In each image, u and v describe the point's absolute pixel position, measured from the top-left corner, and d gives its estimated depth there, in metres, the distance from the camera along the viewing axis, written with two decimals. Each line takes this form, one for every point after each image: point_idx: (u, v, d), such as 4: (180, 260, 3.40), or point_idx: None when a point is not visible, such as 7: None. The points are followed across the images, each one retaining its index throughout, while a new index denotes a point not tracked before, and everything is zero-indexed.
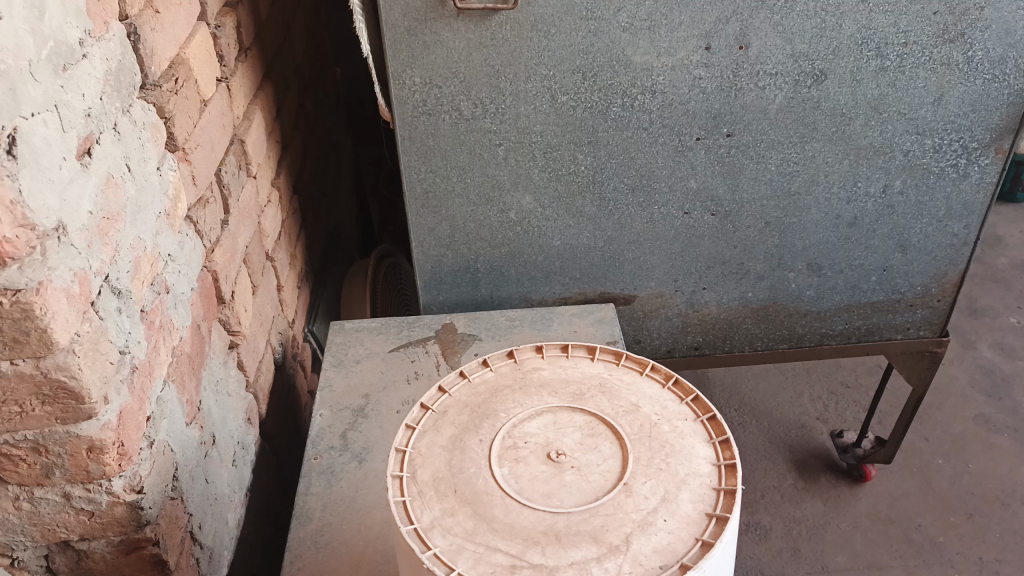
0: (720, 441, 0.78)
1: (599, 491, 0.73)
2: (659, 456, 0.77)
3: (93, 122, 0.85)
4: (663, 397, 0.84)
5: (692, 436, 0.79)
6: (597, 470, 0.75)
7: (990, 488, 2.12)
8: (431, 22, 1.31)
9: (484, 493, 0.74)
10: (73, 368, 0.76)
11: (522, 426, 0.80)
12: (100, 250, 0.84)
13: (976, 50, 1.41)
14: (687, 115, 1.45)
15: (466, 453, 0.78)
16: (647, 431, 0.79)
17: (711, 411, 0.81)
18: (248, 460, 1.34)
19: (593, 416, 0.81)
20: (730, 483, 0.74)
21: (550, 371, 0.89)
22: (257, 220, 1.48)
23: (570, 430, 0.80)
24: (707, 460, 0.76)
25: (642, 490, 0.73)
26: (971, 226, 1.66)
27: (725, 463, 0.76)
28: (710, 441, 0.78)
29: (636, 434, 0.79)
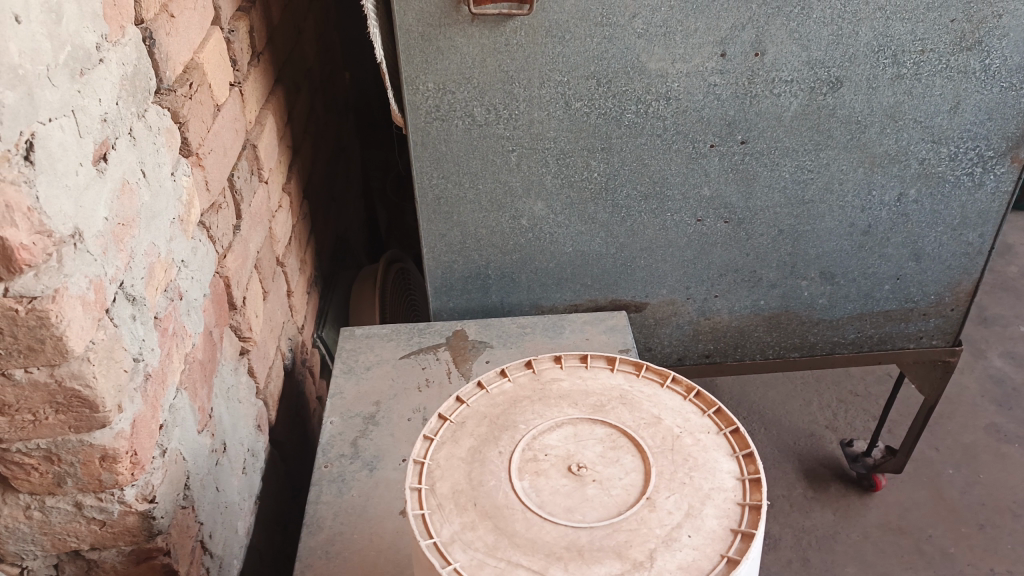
0: (744, 454, 0.78)
1: (622, 506, 0.72)
2: (682, 469, 0.76)
3: (109, 127, 0.84)
4: (685, 410, 0.83)
5: (716, 449, 0.78)
6: (619, 484, 0.74)
7: (1001, 499, 2.10)
8: (445, 28, 1.30)
9: (505, 507, 0.73)
10: (87, 376, 0.75)
11: (543, 438, 0.80)
12: (115, 257, 0.83)
13: (993, 58, 1.40)
14: (701, 122, 1.44)
15: (485, 466, 0.77)
16: (670, 444, 0.78)
17: (734, 424, 0.81)
18: (258, 467, 1.33)
19: (614, 429, 0.80)
20: (755, 497, 0.73)
21: (569, 382, 0.88)
22: (268, 225, 1.47)
23: (590, 443, 0.79)
24: (731, 475, 0.76)
25: (666, 505, 0.72)
26: (986, 234, 1.65)
27: (750, 477, 0.75)
28: (734, 455, 0.78)
29: (659, 447, 0.78)
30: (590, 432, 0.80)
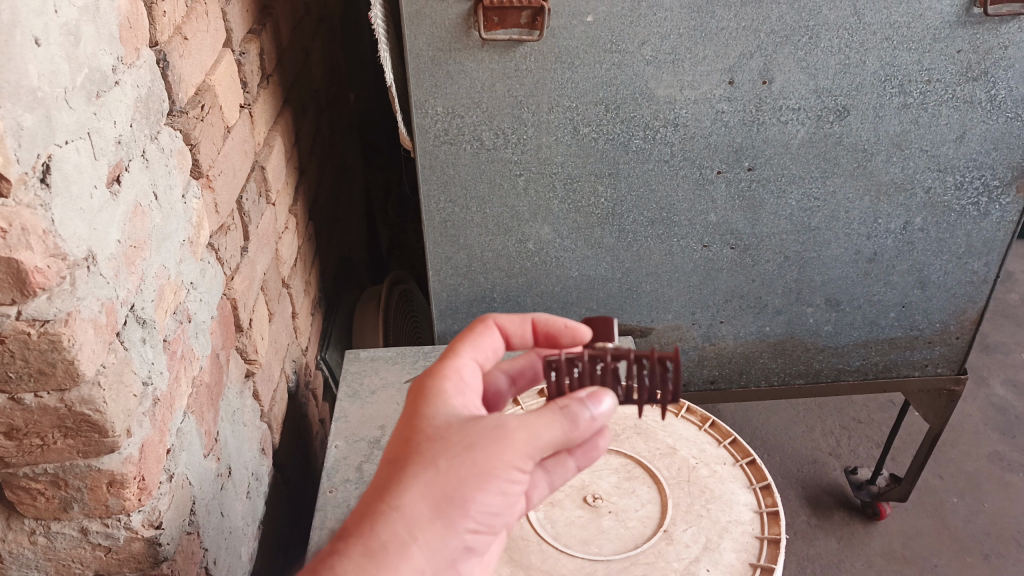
0: (760, 487, 1.03)
1: (639, 538, 0.96)
2: (700, 502, 1.01)
3: (123, 150, 0.84)
4: (703, 441, 1.10)
5: (734, 482, 1.04)
6: (635, 516, 0.99)
7: (1006, 528, 2.09)
8: (455, 53, 1.30)
9: (525, 538, 0.96)
10: (97, 401, 0.75)
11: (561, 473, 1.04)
12: (126, 279, 0.82)
13: (999, 89, 1.41)
14: (708, 149, 1.44)
15: None
16: (687, 476, 1.05)
17: (749, 457, 1.07)
18: (261, 492, 1.31)
19: (632, 460, 1.07)
20: (771, 531, 0.96)
21: None
22: (275, 246, 1.46)
23: (608, 478, 1.04)
24: (749, 507, 1.00)
25: (683, 538, 0.96)
26: (991, 263, 1.64)
27: (766, 510, 0.99)
28: (751, 487, 1.03)
29: (676, 478, 1.04)
30: (606, 463, 1.06)
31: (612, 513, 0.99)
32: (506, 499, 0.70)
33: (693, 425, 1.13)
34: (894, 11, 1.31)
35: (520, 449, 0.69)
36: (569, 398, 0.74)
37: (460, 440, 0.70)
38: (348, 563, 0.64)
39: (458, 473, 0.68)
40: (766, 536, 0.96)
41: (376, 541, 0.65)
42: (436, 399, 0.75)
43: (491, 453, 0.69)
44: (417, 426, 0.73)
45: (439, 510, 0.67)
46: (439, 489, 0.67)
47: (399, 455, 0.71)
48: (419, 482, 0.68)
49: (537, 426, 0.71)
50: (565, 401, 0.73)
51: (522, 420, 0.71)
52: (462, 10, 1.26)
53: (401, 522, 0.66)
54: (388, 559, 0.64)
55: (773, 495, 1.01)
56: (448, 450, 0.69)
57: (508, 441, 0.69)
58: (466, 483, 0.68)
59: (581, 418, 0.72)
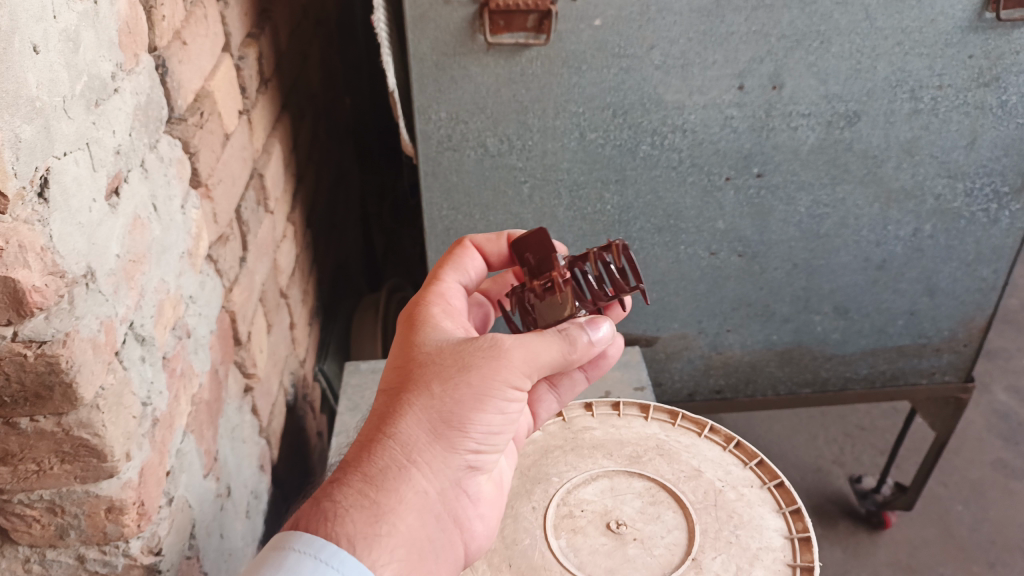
0: (788, 510, 0.96)
1: (665, 565, 0.90)
2: (729, 529, 0.94)
3: (122, 160, 0.80)
4: (728, 461, 1.04)
5: (763, 506, 0.97)
6: (661, 543, 0.93)
7: (1011, 536, 2.07)
8: (460, 57, 1.27)
9: (542, 567, 0.90)
10: (96, 424, 0.71)
11: (578, 496, 0.99)
12: (126, 295, 0.78)
13: (1010, 95, 1.38)
14: (717, 155, 1.42)
15: (519, 523, 0.95)
16: (712, 499, 0.98)
17: (776, 479, 1.01)
18: (261, 509, 1.28)
19: (653, 482, 1.01)
20: (804, 559, 0.90)
21: (602, 431, 1.09)
22: (273, 255, 1.43)
23: (631, 501, 0.98)
24: (780, 533, 0.94)
25: (710, 565, 0.90)
26: (1000, 270, 1.62)
27: (797, 536, 0.93)
28: (782, 511, 0.97)
29: (701, 501, 0.98)
30: (628, 487, 1.00)
31: (638, 540, 0.93)
32: (500, 416, 0.77)
33: (717, 445, 1.07)
34: (906, 16, 1.28)
35: (515, 368, 0.77)
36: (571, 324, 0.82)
37: (452, 364, 0.77)
38: (354, 490, 0.72)
39: (453, 397, 0.75)
40: (799, 565, 0.89)
41: (375, 468, 0.73)
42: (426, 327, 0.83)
43: (485, 377, 0.76)
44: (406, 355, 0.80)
45: (437, 436, 0.75)
46: (436, 414, 0.75)
47: (394, 385, 0.78)
48: (414, 411, 0.75)
49: (533, 346, 0.78)
50: (569, 327, 0.82)
51: (518, 344, 0.78)
52: (467, 13, 1.22)
53: (398, 450, 0.74)
54: (391, 486, 0.73)
55: (805, 520, 0.94)
56: (441, 377, 0.76)
57: (502, 361, 0.76)
58: (459, 407, 0.75)
59: (580, 340, 0.81)
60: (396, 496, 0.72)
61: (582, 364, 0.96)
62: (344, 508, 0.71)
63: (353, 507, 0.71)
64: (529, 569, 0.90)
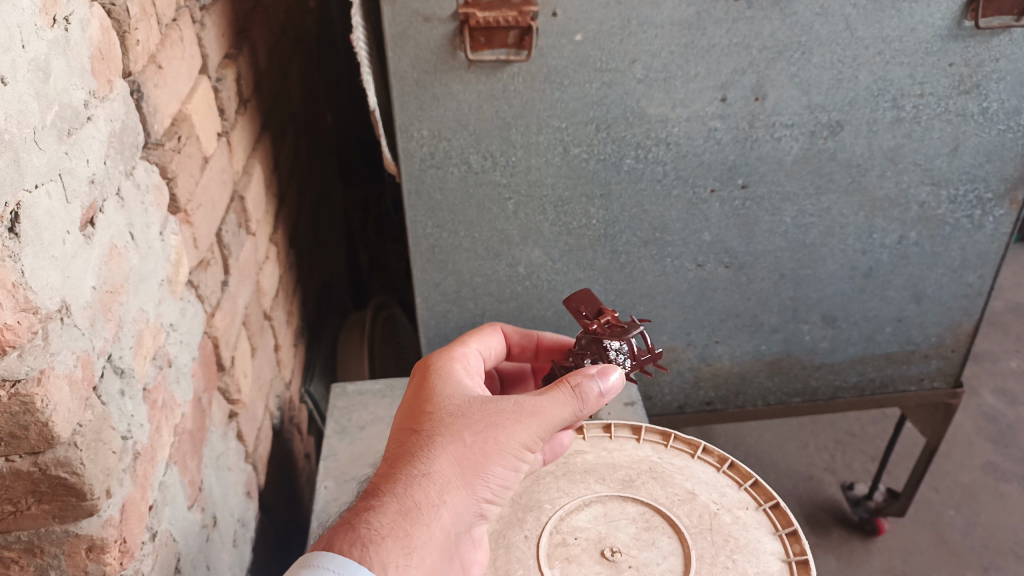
0: (786, 534, 0.95)
1: None
2: (724, 553, 0.93)
3: (97, 189, 0.78)
4: (724, 483, 1.03)
5: (761, 529, 0.96)
6: (657, 570, 0.91)
7: (1004, 540, 2.07)
8: (441, 74, 1.26)
9: None
10: (75, 463, 0.69)
11: (572, 523, 0.97)
12: (103, 327, 0.77)
13: (991, 101, 1.39)
14: (701, 167, 1.41)
15: (511, 553, 0.93)
16: (707, 523, 0.97)
17: (772, 500, 1.00)
18: (247, 538, 1.25)
19: (647, 507, 0.99)
20: None
21: (594, 455, 1.08)
22: (256, 278, 1.41)
23: (624, 528, 0.96)
24: (778, 557, 0.93)
25: None
26: (986, 275, 1.62)
27: (794, 559, 0.92)
28: (779, 534, 0.95)
29: (697, 526, 0.97)
30: (622, 512, 0.99)
31: (633, 568, 0.91)
32: (516, 469, 0.81)
33: (711, 466, 1.06)
34: (886, 25, 1.29)
35: (537, 429, 0.81)
36: (578, 373, 0.85)
37: (481, 418, 0.81)
38: (387, 520, 0.73)
39: (483, 450, 0.79)
40: None
41: (408, 502, 0.75)
42: (445, 378, 0.87)
43: (511, 433, 0.80)
44: (430, 404, 0.84)
45: (465, 479, 0.78)
46: (466, 459, 0.78)
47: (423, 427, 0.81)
48: (447, 453, 0.78)
49: (550, 411, 0.82)
50: (575, 379, 0.84)
51: (540, 407, 0.82)
52: (448, 30, 1.21)
53: (432, 486, 0.76)
54: (423, 520, 0.74)
55: (802, 543, 0.93)
56: (472, 427, 0.80)
57: (526, 420, 0.81)
58: (488, 455, 0.79)
59: (589, 396, 0.83)
60: (428, 530, 0.74)
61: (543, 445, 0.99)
62: (380, 535, 0.72)
63: (386, 535, 0.72)
64: None
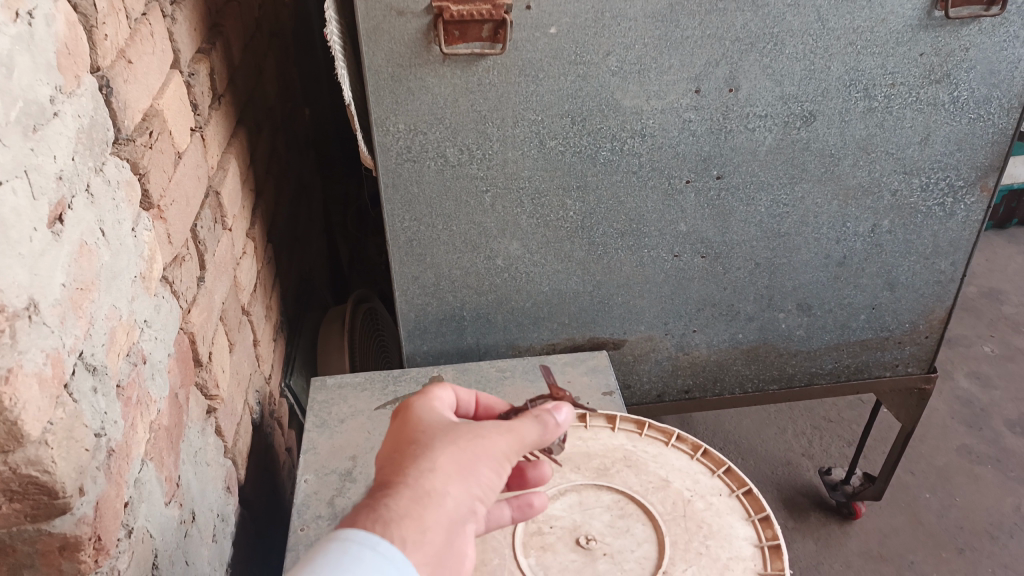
0: (759, 519, 0.96)
1: None
2: (698, 540, 0.94)
3: (65, 185, 0.78)
4: (698, 470, 1.04)
5: (734, 515, 0.97)
6: (632, 558, 0.92)
7: (978, 521, 2.10)
8: (416, 68, 1.25)
9: None
10: (46, 461, 0.68)
11: (548, 512, 0.98)
12: (74, 325, 0.76)
13: (962, 90, 1.40)
14: (676, 158, 1.42)
15: (489, 543, 0.94)
16: (681, 510, 0.98)
17: (745, 486, 1.01)
18: (227, 534, 1.25)
19: (622, 495, 1.00)
20: (775, 566, 0.90)
21: (569, 444, 1.09)
22: (233, 273, 1.40)
23: (600, 515, 0.97)
24: (751, 543, 0.94)
25: None
26: (958, 262, 1.65)
27: (766, 543, 0.93)
28: (752, 520, 0.96)
29: (671, 513, 0.98)
30: (597, 501, 1.00)
31: (608, 555, 0.92)
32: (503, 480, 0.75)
33: (685, 453, 1.07)
34: (858, 16, 1.30)
35: (517, 443, 0.76)
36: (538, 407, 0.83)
37: (466, 428, 0.75)
38: (401, 505, 0.65)
39: (474, 451, 0.73)
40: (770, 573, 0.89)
41: (414, 493, 0.66)
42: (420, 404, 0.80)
43: (496, 442, 0.75)
44: (411, 419, 0.77)
45: (464, 478, 0.70)
46: (462, 459, 0.71)
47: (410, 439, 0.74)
48: (444, 450, 0.71)
49: (525, 429, 0.78)
50: (537, 410, 0.82)
51: (517, 424, 0.78)
52: (422, 24, 1.21)
53: (437, 475, 0.69)
54: (433, 507, 0.66)
55: (774, 527, 0.94)
56: (462, 433, 0.74)
57: (507, 434, 0.76)
58: (481, 458, 0.73)
59: (552, 424, 0.81)
60: (439, 517, 0.66)
61: (511, 501, 0.85)
62: (392, 517, 0.63)
63: (399, 518, 0.63)
64: None
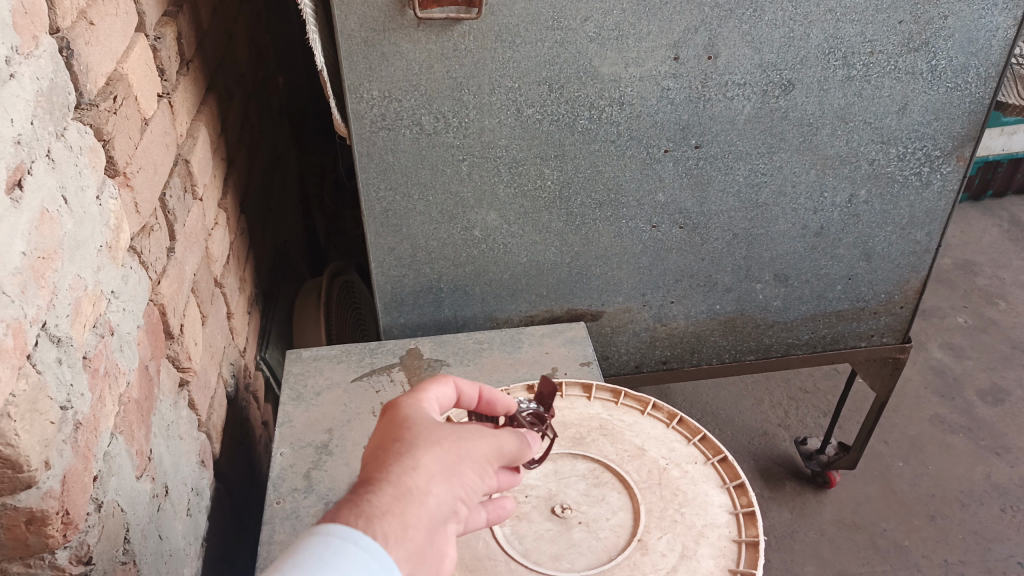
0: (734, 486, 0.97)
1: (614, 549, 0.90)
2: (673, 508, 0.94)
3: (24, 150, 0.75)
4: (674, 438, 1.04)
5: (709, 484, 0.97)
6: (607, 526, 0.92)
7: (949, 489, 2.14)
8: (390, 33, 1.23)
9: (488, 557, 0.89)
10: (8, 434, 0.66)
11: (524, 480, 0.98)
12: (36, 294, 0.74)
13: (939, 59, 1.40)
14: (655, 127, 1.41)
15: None
16: (657, 479, 0.98)
17: (720, 454, 1.01)
18: (202, 507, 1.24)
19: (598, 464, 1.00)
20: (750, 533, 0.90)
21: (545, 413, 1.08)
22: (204, 244, 1.38)
23: (576, 483, 0.97)
24: (726, 510, 0.94)
25: (659, 546, 0.90)
26: (933, 233, 1.66)
27: (741, 511, 0.93)
28: (727, 487, 0.97)
29: (646, 481, 0.98)
30: (572, 470, 0.99)
31: (583, 524, 0.92)
32: (484, 488, 0.70)
33: (660, 422, 1.07)
34: None
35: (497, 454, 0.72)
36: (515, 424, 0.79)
37: (451, 429, 0.70)
38: (383, 501, 0.60)
39: (458, 453, 0.68)
40: (744, 540, 0.90)
41: (398, 487, 0.61)
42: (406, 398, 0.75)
43: (478, 449, 0.70)
44: (395, 413, 0.71)
45: (448, 479, 0.65)
46: (447, 459, 0.66)
47: (395, 433, 0.68)
48: (430, 447, 0.66)
49: (506, 440, 0.74)
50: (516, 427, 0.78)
51: (498, 435, 0.74)
52: None
53: (421, 473, 0.64)
54: (415, 506, 0.61)
55: (749, 494, 0.95)
56: (448, 432, 0.69)
57: (488, 443, 0.72)
58: (465, 463, 0.68)
59: (527, 447, 0.77)
60: (424, 516, 0.61)
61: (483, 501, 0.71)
62: (375, 511, 0.58)
63: (380, 515, 0.58)
64: (474, 560, 0.88)
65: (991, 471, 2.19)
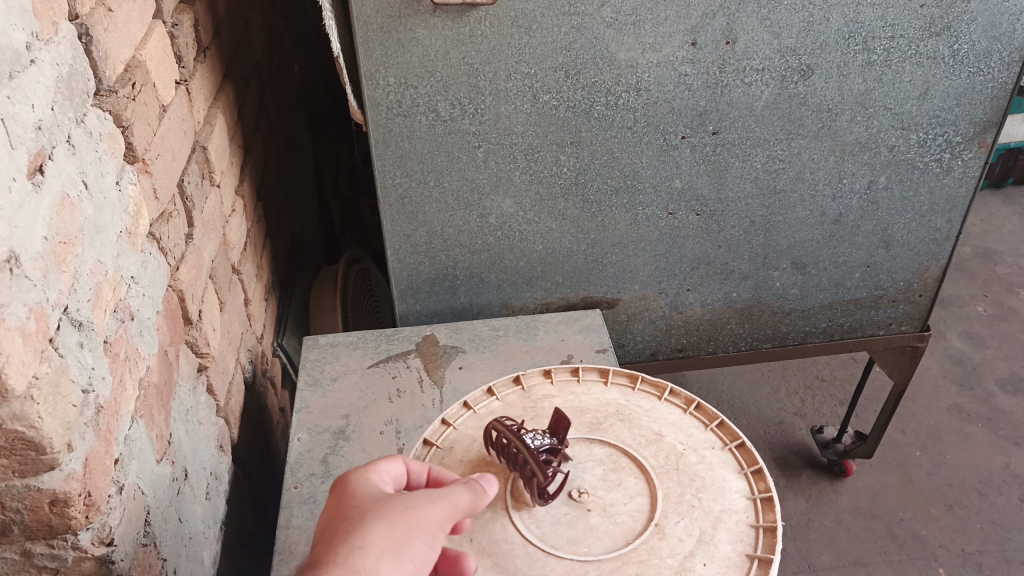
0: (751, 472, 0.97)
1: (631, 535, 0.90)
2: (691, 493, 0.94)
3: (45, 135, 0.75)
4: (691, 424, 1.04)
5: (727, 470, 0.97)
6: (624, 511, 0.92)
7: (967, 479, 2.12)
8: (406, 19, 1.22)
9: (504, 541, 0.89)
10: (32, 416, 0.67)
11: None
12: (57, 279, 0.75)
13: (962, 43, 1.38)
14: (672, 113, 1.40)
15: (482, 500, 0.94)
16: (674, 464, 0.98)
17: (737, 440, 1.01)
18: (220, 491, 1.25)
19: (615, 450, 1.00)
20: (767, 518, 0.91)
21: (563, 400, 1.08)
22: (221, 230, 1.38)
23: (594, 469, 0.97)
24: (744, 496, 0.94)
25: (676, 531, 0.90)
26: (954, 220, 1.64)
27: (759, 497, 0.93)
28: (744, 473, 0.97)
29: (664, 467, 0.97)
30: (590, 455, 0.99)
31: (599, 510, 0.92)
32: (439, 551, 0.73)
33: (677, 408, 1.07)
34: None
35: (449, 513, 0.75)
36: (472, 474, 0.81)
37: (399, 499, 0.73)
38: None
39: (407, 525, 0.71)
40: (762, 525, 0.90)
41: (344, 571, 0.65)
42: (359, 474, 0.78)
43: (429, 513, 0.73)
44: (347, 493, 0.75)
45: (397, 551, 0.69)
46: (395, 530, 0.70)
47: (346, 514, 0.72)
48: (376, 525, 0.70)
49: (457, 497, 0.76)
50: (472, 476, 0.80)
51: (449, 494, 0.76)
52: None
53: (367, 553, 0.67)
54: None
55: (766, 480, 0.95)
56: (395, 505, 0.72)
57: (439, 504, 0.74)
58: (414, 531, 0.71)
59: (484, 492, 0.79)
60: None
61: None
62: None
63: None
64: (491, 543, 0.89)
65: (1010, 461, 2.17)
